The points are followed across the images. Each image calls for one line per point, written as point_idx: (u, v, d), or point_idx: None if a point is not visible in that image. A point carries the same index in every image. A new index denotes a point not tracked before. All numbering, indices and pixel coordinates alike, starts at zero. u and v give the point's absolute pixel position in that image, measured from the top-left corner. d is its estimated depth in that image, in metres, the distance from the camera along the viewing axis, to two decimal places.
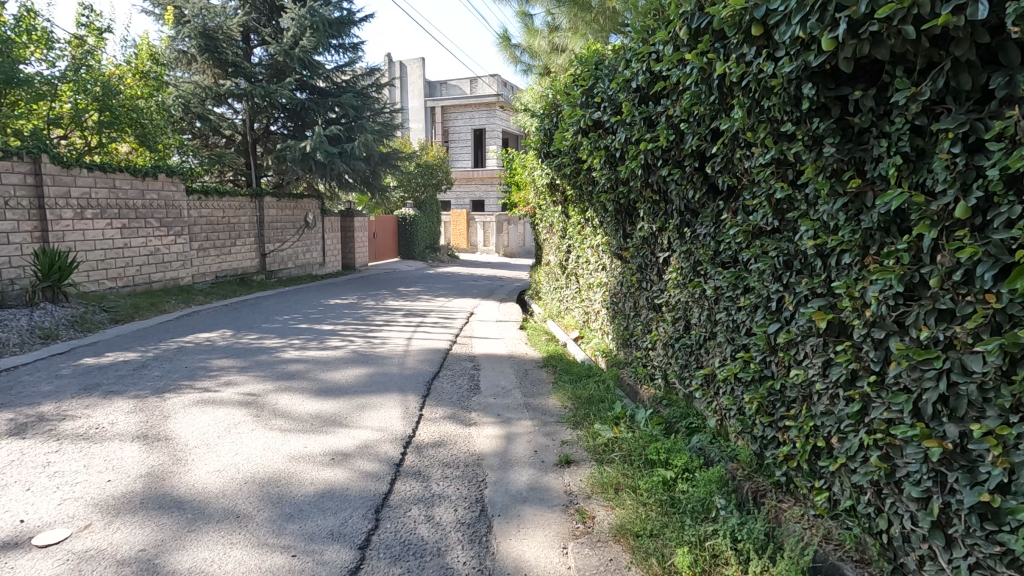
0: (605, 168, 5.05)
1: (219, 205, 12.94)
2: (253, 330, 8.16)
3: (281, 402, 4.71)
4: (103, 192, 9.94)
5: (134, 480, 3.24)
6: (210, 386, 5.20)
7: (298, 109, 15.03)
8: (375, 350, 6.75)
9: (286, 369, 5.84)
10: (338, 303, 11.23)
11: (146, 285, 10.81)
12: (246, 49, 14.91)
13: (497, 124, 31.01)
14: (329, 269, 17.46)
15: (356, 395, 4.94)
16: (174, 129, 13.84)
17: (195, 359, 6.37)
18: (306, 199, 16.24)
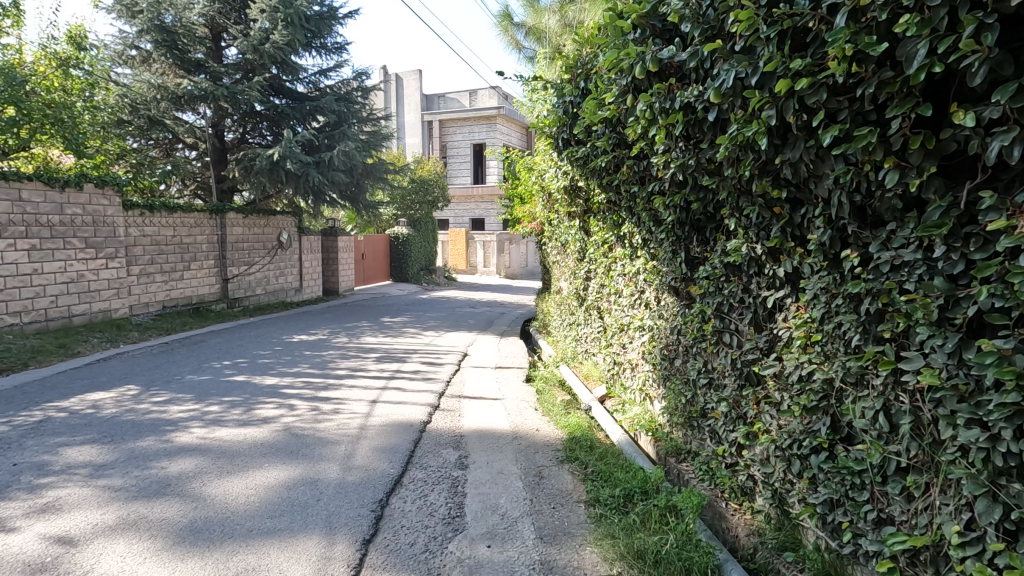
0: (677, 146, 3.03)
1: (169, 222, 10.93)
2: (168, 387, 6.03)
3: (96, 572, 2.59)
4: (3, 207, 7.93)
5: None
6: (10, 517, 3.11)
7: (273, 115, 12.99)
8: (317, 429, 4.61)
9: (164, 471, 3.73)
10: (302, 341, 9.11)
11: (64, 321, 8.76)
12: (214, 50, 12.88)
13: (498, 139, 29.20)
14: (306, 295, 15.42)
15: (245, 544, 2.83)
16: (123, 135, 11.82)
17: (47, 445, 4.28)
18: (279, 215, 14.23)
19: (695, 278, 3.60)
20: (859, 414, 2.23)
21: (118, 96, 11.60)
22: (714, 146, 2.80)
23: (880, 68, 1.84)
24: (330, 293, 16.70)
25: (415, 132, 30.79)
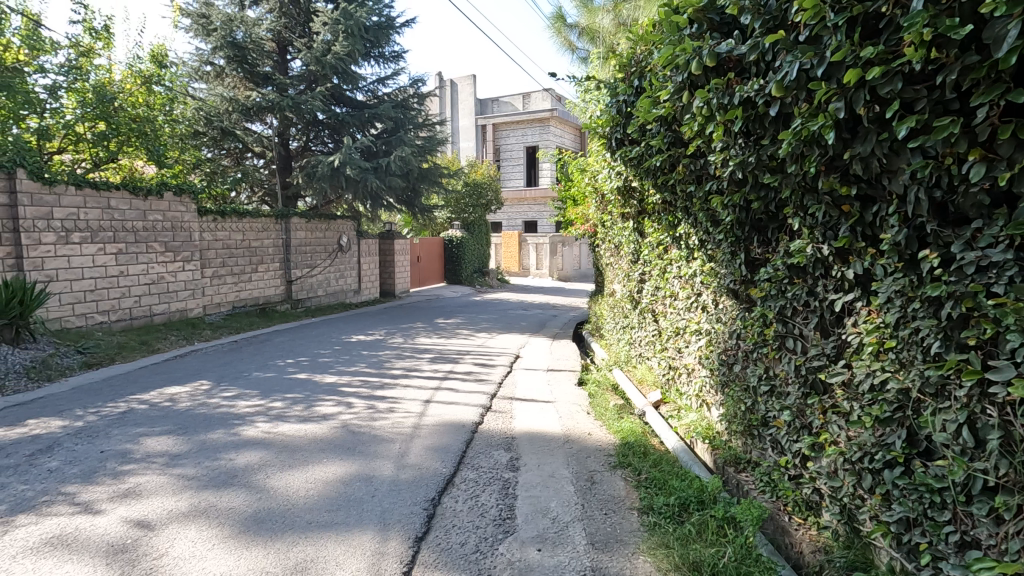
0: (736, 143, 2.92)
1: (239, 227, 11.56)
2: (237, 383, 6.36)
3: (169, 556, 2.76)
4: (95, 214, 8.61)
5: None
6: (96, 501, 3.36)
7: (334, 123, 13.48)
8: (373, 427, 4.74)
9: (231, 463, 3.93)
10: (360, 341, 9.40)
11: (145, 320, 9.43)
12: (280, 63, 13.52)
13: (551, 141, 29.17)
14: (365, 296, 15.93)
15: (304, 535, 2.94)
16: (198, 145, 12.60)
17: (129, 434, 4.61)
18: (340, 220, 14.75)
19: (756, 281, 3.44)
20: (940, 428, 2.06)
21: (195, 109, 12.39)
22: (776, 142, 2.67)
23: (964, 53, 1.70)
24: (387, 295, 17.15)
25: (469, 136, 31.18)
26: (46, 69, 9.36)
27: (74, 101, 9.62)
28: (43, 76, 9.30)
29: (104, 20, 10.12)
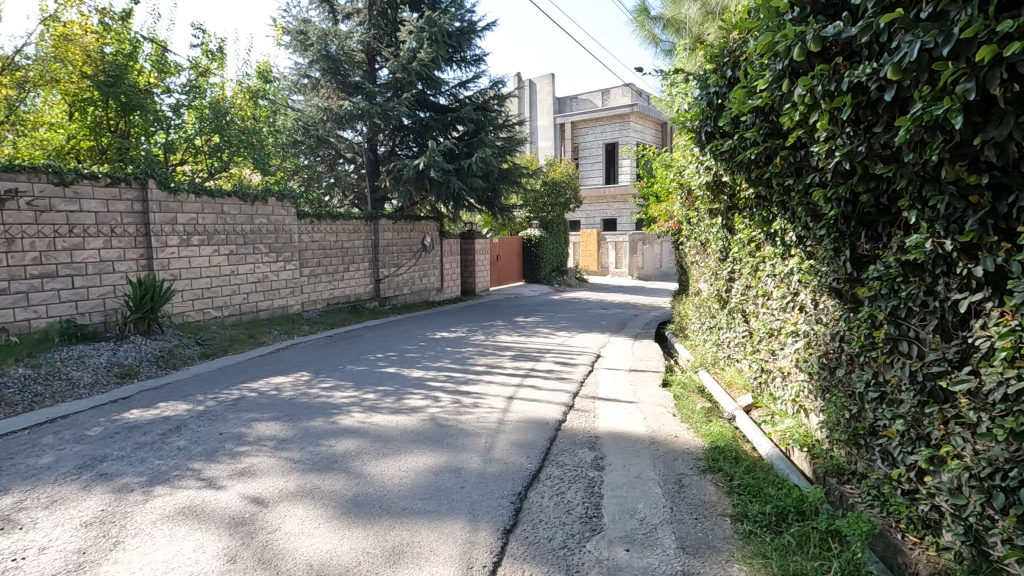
0: (843, 132, 2.74)
1: (332, 229, 12.30)
2: (333, 376, 6.79)
3: (282, 530, 3.01)
4: (211, 219, 9.48)
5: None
6: (218, 477, 3.73)
7: (418, 128, 14.01)
8: (459, 421, 4.89)
9: (331, 449, 4.22)
10: (444, 338, 9.71)
11: (252, 315, 10.29)
12: (370, 72, 14.18)
13: (631, 137, 28.55)
14: (447, 295, 16.42)
15: (400, 521, 3.10)
16: (297, 153, 13.56)
17: (242, 419, 5.06)
18: (424, 221, 15.28)
19: (863, 279, 3.20)
20: None
21: (294, 120, 13.32)
22: (891, 129, 2.49)
23: None
24: (468, 294, 17.57)
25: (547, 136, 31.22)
26: (171, 90, 10.43)
27: (193, 117, 10.61)
28: (168, 96, 10.37)
29: (218, 42, 11.12)
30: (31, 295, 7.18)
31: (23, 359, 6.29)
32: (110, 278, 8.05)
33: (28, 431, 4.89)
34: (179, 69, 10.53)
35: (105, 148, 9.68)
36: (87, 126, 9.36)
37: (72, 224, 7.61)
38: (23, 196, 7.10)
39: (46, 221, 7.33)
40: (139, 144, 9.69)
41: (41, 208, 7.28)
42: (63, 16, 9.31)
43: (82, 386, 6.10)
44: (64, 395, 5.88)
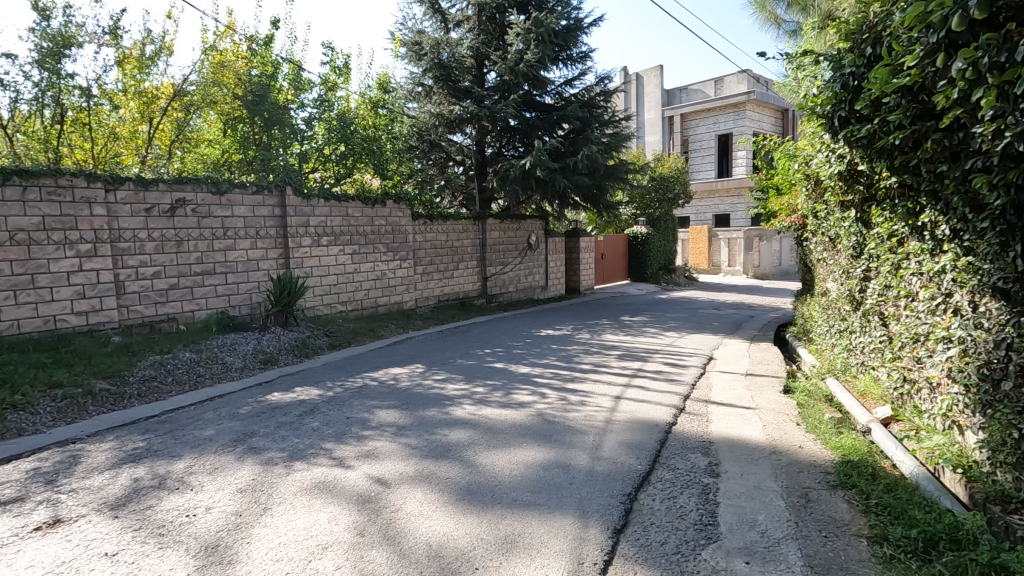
0: (1016, 110, 2.39)
1: (443, 228, 12.87)
2: (445, 369, 7.12)
3: (403, 510, 3.23)
4: (337, 221, 10.33)
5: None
6: (347, 457, 4.08)
7: (525, 128, 13.95)
8: (567, 418, 4.92)
9: (445, 438, 4.44)
10: (549, 335, 9.78)
11: (372, 310, 11.08)
12: (478, 77, 14.59)
13: (748, 126, 26.78)
14: (551, 293, 16.52)
15: (511, 511, 3.20)
16: (412, 159, 14.31)
17: (365, 405, 5.47)
18: (529, 219, 15.50)
19: None
20: None
21: (410, 127, 14.10)
22: None
23: None
24: (572, 292, 17.55)
25: (655, 130, 30.24)
26: (304, 104, 11.51)
27: (322, 128, 11.72)
28: (302, 110, 11.45)
29: (344, 58, 12.08)
30: (195, 290, 8.31)
31: (189, 344, 7.28)
32: (255, 275, 9.08)
33: (193, 407, 5.66)
34: (312, 85, 11.58)
35: (249, 159, 10.65)
36: (238, 141, 10.57)
37: (226, 227, 8.67)
38: (190, 204, 8.21)
39: (206, 225, 8.43)
40: (279, 155, 10.79)
41: (203, 214, 8.38)
42: (219, 45, 10.63)
43: (234, 370, 6.95)
44: (220, 377, 6.73)
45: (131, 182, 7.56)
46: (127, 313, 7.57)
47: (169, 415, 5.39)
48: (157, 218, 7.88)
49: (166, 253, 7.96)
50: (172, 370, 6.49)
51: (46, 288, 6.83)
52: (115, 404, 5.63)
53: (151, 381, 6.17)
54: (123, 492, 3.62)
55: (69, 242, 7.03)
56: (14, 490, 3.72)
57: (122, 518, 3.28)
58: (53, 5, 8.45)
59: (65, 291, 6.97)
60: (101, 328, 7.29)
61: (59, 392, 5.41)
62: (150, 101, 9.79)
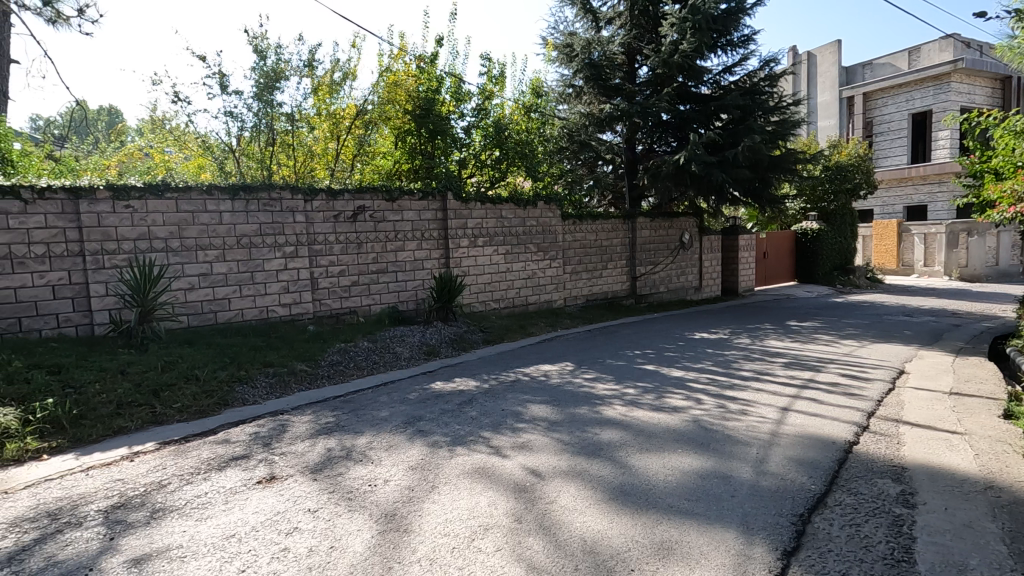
0: None
1: (592, 228, 12.86)
2: (595, 368, 7.13)
3: (558, 503, 3.32)
4: (492, 223, 10.89)
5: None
6: (503, 447, 4.30)
7: (679, 121, 13.42)
8: (726, 427, 4.64)
9: (597, 436, 4.46)
10: (704, 339, 9.26)
11: (523, 308, 11.48)
12: (629, 73, 14.24)
13: (954, 100, 22.55)
14: (705, 294, 15.64)
15: (667, 517, 3.12)
16: (562, 160, 14.38)
17: (519, 399, 5.70)
18: (681, 217, 14.84)
19: None
20: None
21: (560, 129, 14.25)
22: None
23: None
24: (729, 293, 16.40)
25: (830, 113, 27.02)
26: (464, 114, 12.31)
27: (480, 135, 12.44)
28: (462, 120, 12.28)
29: (499, 68, 12.69)
30: (371, 286, 9.35)
31: (366, 335, 8.22)
32: (421, 273, 9.94)
33: (371, 391, 6.38)
34: (471, 95, 12.34)
35: (416, 168, 11.69)
36: (407, 152, 11.64)
37: (397, 230, 9.62)
38: (368, 210, 9.25)
39: (381, 229, 9.43)
40: (441, 163, 11.67)
41: (379, 219, 9.38)
42: (393, 66, 11.82)
43: (403, 359, 7.70)
44: (391, 365, 7.49)
45: (323, 194, 8.73)
46: (319, 306, 8.78)
47: (352, 396, 6.15)
48: (343, 223, 9.00)
49: (349, 254, 9.07)
50: (353, 356, 7.39)
51: (261, 283, 8.21)
52: (310, 383, 6.57)
53: (338, 365, 7.08)
54: (319, 459, 4.23)
55: (278, 245, 8.36)
56: (242, 449, 4.54)
57: (320, 481, 3.82)
58: (269, 47, 10.10)
59: (275, 286, 8.32)
60: (300, 318, 8.56)
61: (270, 370, 6.46)
62: (338, 122, 11.23)
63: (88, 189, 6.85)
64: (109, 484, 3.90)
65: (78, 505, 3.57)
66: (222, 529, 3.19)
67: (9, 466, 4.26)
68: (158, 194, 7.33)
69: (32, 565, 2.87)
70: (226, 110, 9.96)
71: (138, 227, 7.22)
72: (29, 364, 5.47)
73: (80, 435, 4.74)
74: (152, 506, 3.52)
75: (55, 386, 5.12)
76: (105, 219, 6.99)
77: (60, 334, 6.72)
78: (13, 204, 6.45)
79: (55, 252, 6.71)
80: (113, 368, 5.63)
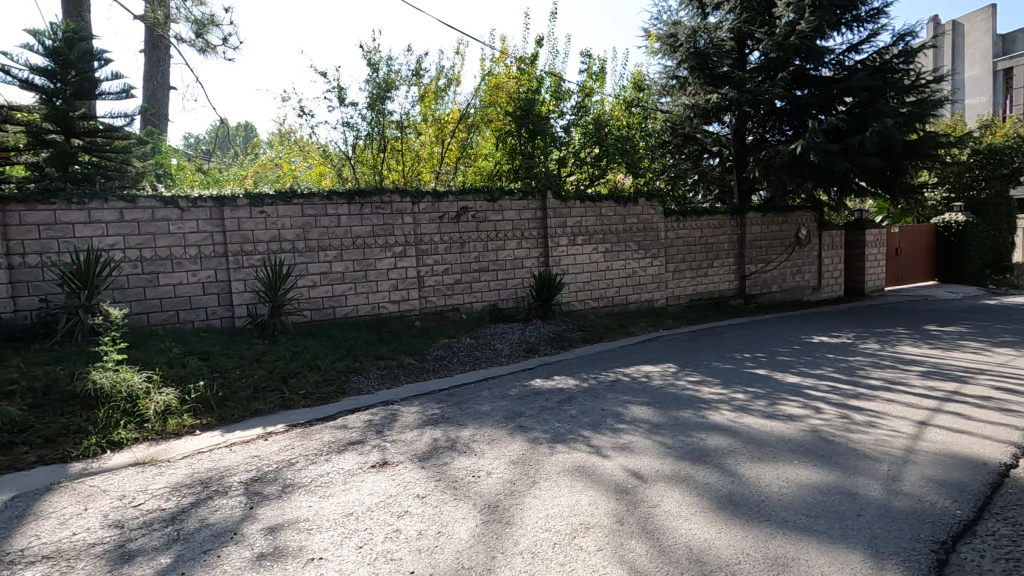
0: None
1: (697, 225, 12.30)
2: (700, 371, 6.83)
3: (662, 508, 3.23)
4: (592, 221, 10.79)
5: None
6: (604, 447, 4.26)
7: (796, 108, 12.43)
8: (850, 439, 4.25)
9: (703, 442, 4.27)
10: (824, 343, 8.52)
11: (623, 307, 11.26)
12: (739, 60, 13.28)
13: None
14: (825, 294, 14.38)
15: (782, 532, 2.93)
16: (665, 154, 13.88)
17: (619, 399, 5.61)
18: (798, 211, 13.75)
19: None
20: None
21: (662, 122, 13.59)
22: None
23: None
24: (854, 294, 14.93)
25: (981, 89, 23.72)
26: (564, 112, 12.30)
27: (579, 133, 12.38)
28: (562, 118, 12.28)
29: (600, 63, 12.53)
30: (473, 284, 9.65)
31: (469, 331, 8.51)
32: (520, 272, 10.10)
33: (473, 385, 6.60)
34: (570, 93, 12.32)
35: (516, 168, 11.87)
36: (507, 152, 11.85)
37: (497, 230, 9.84)
38: (471, 211, 9.56)
39: (483, 229, 9.71)
40: (541, 163, 11.75)
41: (480, 219, 9.66)
42: (495, 69, 12.09)
43: (503, 356, 7.87)
44: (492, 361, 7.69)
45: (429, 196, 9.15)
46: (425, 303, 9.22)
47: (455, 390, 6.40)
48: (447, 224, 9.37)
49: (453, 254, 9.43)
50: (456, 352, 7.68)
51: (374, 281, 8.78)
52: (417, 376, 6.93)
53: (442, 360, 7.39)
54: (426, 448, 4.45)
55: (388, 245, 8.89)
56: (357, 434, 4.90)
57: (427, 469, 4.03)
58: (380, 59, 10.76)
59: (385, 284, 8.86)
60: (407, 314, 9.05)
61: (382, 362, 6.90)
62: (443, 126, 11.69)
63: (230, 197, 7.72)
64: (248, 459, 4.39)
65: (224, 476, 4.05)
66: (342, 506, 3.47)
67: (170, 438, 4.93)
68: (287, 201, 8.10)
69: (190, 525, 3.31)
70: (344, 120, 10.75)
71: (270, 230, 8.02)
72: (186, 351, 6.28)
73: (225, 414, 5.37)
74: (283, 481, 3.91)
75: (205, 371, 5.85)
76: (244, 223, 7.85)
77: (208, 325, 7.65)
78: (173, 212, 7.43)
79: (204, 253, 7.64)
80: (251, 356, 6.33)
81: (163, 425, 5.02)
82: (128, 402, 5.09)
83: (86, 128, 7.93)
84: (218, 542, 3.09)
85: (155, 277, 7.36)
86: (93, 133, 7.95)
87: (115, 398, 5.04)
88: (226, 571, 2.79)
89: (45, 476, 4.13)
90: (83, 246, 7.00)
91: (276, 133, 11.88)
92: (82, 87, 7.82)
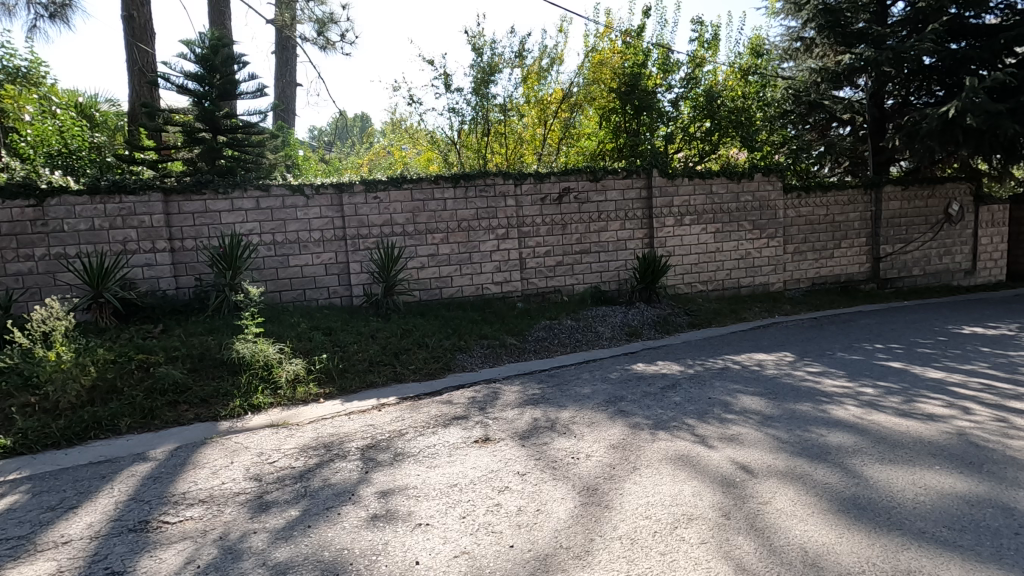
0: None
1: (823, 201, 11.19)
2: (821, 361, 6.29)
3: (773, 505, 3.04)
4: (701, 199, 10.22)
5: (517, 567, 2.65)
6: (709, 437, 4.07)
7: (950, 63, 10.77)
8: (1008, 447, 3.68)
9: (823, 439, 3.93)
10: (977, 334, 7.47)
11: (734, 291, 10.62)
12: (879, 13, 11.66)
13: None
14: (980, 279, 12.54)
15: (917, 544, 2.63)
16: (786, 125, 12.71)
17: (728, 389, 5.31)
18: (948, 182, 12.02)
19: None
20: None
21: (784, 90, 12.46)
22: None
23: None
24: (1018, 279, 12.88)
25: None
26: (672, 86, 11.70)
27: (689, 107, 11.74)
28: (670, 92, 11.68)
29: (713, 30, 11.72)
30: (575, 266, 9.59)
31: (570, 313, 8.50)
32: (624, 253, 9.84)
33: (574, 367, 6.60)
34: (679, 65, 11.67)
35: (620, 147, 11.53)
36: (611, 131, 11.55)
37: (600, 211, 9.65)
38: (573, 191, 9.45)
39: (585, 210, 9.57)
40: (647, 140, 11.31)
41: (583, 200, 9.53)
42: (599, 45, 11.79)
43: (604, 339, 7.77)
44: (593, 344, 7.63)
45: (531, 178, 9.18)
46: (527, 284, 9.34)
47: (556, 371, 6.45)
48: (549, 205, 9.36)
49: (554, 235, 9.43)
50: (558, 333, 7.71)
51: (478, 263, 9.03)
52: (519, 355, 7.06)
53: (543, 341, 7.46)
54: (527, 427, 4.54)
55: (492, 228, 9.08)
56: (462, 410, 5.11)
57: (527, 447, 4.11)
58: (485, 43, 10.88)
59: (489, 266, 9.08)
60: (510, 295, 9.25)
61: (485, 342, 7.13)
62: (546, 107, 11.62)
63: (348, 184, 8.28)
64: (365, 428, 4.76)
65: (344, 441, 4.43)
66: (447, 477, 3.65)
67: (299, 404, 5.47)
68: (398, 186, 8.53)
69: (315, 483, 3.67)
70: (450, 107, 11.06)
71: (384, 214, 8.52)
72: (312, 326, 6.90)
73: (345, 385, 5.85)
74: (395, 450, 4.19)
75: (328, 345, 6.40)
76: (360, 209, 8.39)
77: (330, 303, 8.35)
78: (300, 199, 8.13)
79: (327, 236, 8.29)
80: (366, 333, 6.82)
81: (293, 392, 5.57)
82: (265, 369, 5.72)
83: (229, 125, 8.85)
84: (338, 501, 3.39)
85: (286, 259, 8.13)
86: (234, 131, 8.87)
87: (254, 366, 5.68)
88: (345, 528, 3.07)
89: (201, 431, 4.77)
90: (227, 231, 7.90)
91: (389, 121, 12.53)
92: (225, 88, 8.72)
